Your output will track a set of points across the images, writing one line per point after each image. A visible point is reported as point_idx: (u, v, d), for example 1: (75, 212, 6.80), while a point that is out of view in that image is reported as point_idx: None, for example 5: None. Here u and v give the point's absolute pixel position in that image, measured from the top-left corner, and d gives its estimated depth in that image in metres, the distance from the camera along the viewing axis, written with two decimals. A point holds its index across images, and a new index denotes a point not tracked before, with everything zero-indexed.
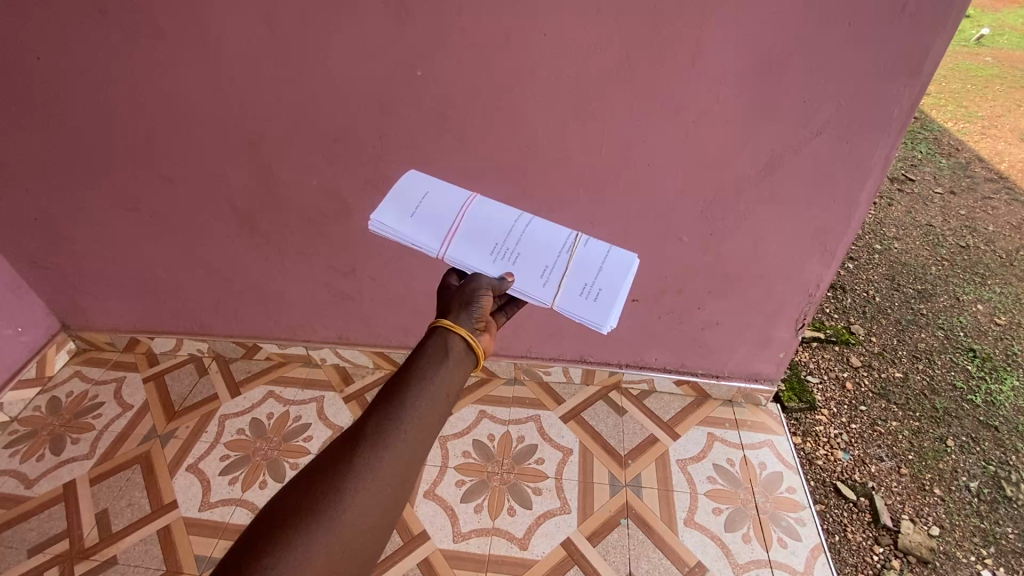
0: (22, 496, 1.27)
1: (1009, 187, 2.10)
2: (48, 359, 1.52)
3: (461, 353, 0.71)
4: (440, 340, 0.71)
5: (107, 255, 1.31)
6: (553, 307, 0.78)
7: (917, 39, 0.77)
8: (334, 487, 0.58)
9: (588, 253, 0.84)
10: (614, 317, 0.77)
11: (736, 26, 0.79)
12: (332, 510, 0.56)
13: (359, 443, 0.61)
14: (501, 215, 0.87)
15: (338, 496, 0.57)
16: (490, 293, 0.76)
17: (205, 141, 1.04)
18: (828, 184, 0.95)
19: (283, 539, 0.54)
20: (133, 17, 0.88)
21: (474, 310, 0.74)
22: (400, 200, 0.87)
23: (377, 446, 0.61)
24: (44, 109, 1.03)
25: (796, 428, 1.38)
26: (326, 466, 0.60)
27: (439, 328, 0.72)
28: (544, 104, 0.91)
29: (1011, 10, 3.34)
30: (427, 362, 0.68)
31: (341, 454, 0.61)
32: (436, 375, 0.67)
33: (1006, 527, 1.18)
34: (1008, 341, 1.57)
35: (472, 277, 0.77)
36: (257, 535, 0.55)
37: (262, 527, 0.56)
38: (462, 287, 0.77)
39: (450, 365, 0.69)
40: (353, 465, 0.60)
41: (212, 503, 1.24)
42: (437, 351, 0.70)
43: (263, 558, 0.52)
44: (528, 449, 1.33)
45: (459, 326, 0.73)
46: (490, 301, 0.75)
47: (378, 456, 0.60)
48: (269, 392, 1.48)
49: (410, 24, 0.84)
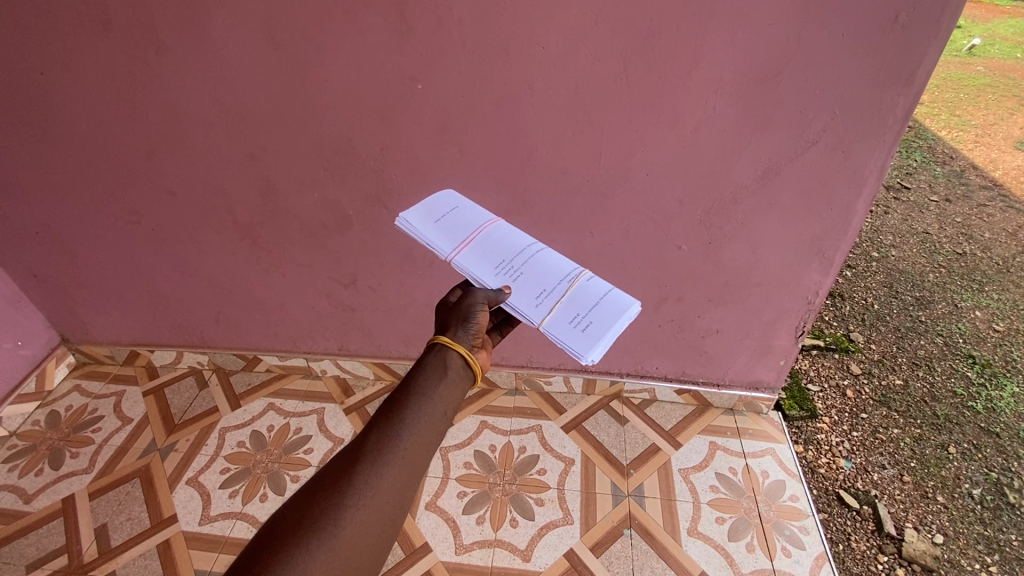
0: (21, 511, 1.26)
1: (1003, 195, 2.12)
2: (47, 373, 1.52)
3: (458, 369, 0.71)
4: (437, 356, 0.71)
5: (108, 267, 1.31)
6: (540, 328, 0.76)
7: (909, 49, 0.78)
8: (335, 502, 0.58)
9: (588, 287, 0.83)
10: (597, 350, 0.73)
11: (730, 37, 0.80)
12: (334, 526, 0.56)
13: (360, 459, 0.61)
14: (517, 237, 0.89)
15: (339, 512, 0.57)
16: (487, 306, 0.76)
17: (207, 154, 1.05)
18: (825, 193, 0.96)
19: (286, 555, 0.53)
20: (137, 32, 0.90)
21: (471, 326, 0.74)
22: (429, 209, 0.93)
23: (377, 462, 0.61)
24: (46, 123, 1.04)
25: (798, 436, 1.37)
26: (328, 481, 0.60)
27: (436, 344, 0.73)
28: (543, 115, 0.92)
29: (1001, 21, 3.39)
30: (424, 379, 0.68)
31: (342, 469, 0.61)
32: (434, 391, 0.67)
33: (1010, 534, 1.18)
34: (1007, 347, 1.57)
35: (469, 292, 0.78)
36: (260, 551, 0.54)
37: (264, 543, 0.55)
38: (460, 302, 0.77)
39: (448, 380, 0.69)
40: (353, 481, 0.60)
41: (213, 516, 1.23)
42: (435, 368, 0.70)
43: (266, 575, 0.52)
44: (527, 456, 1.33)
45: (457, 341, 0.73)
46: (486, 316, 0.76)
47: (378, 472, 0.60)
48: (269, 404, 1.48)
49: (411, 37, 0.85)
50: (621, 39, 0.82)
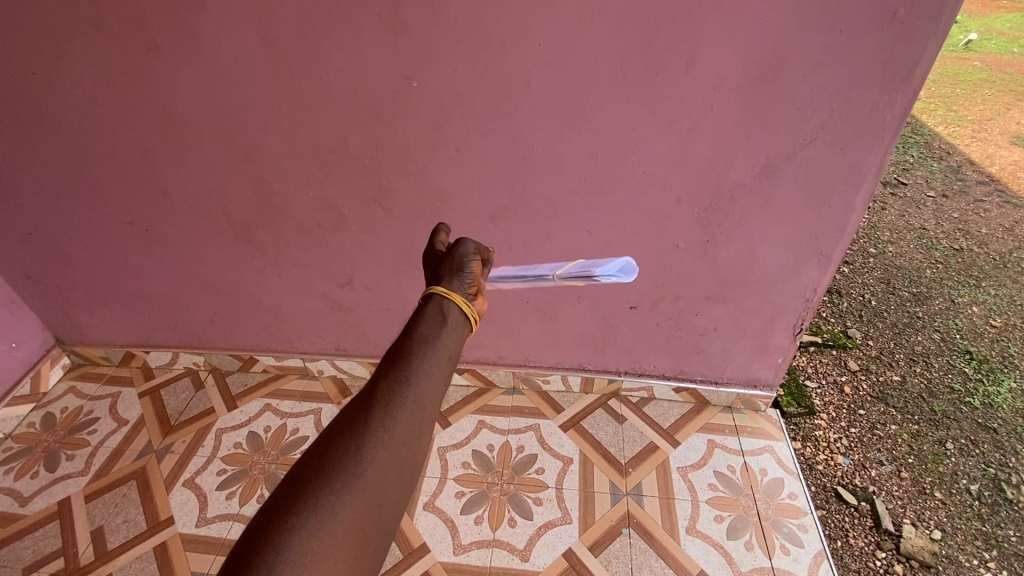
0: (16, 514, 1.25)
1: (1000, 190, 2.12)
2: (42, 375, 1.51)
3: (458, 317, 0.69)
4: (436, 306, 0.69)
5: (102, 269, 1.30)
6: (555, 278, 0.83)
7: (908, 45, 0.78)
8: (354, 445, 0.55)
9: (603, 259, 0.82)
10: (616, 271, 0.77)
11: (728, 34, 0.80)
12: (355, 467, 0.54)
13: (372, 404, 0.59)
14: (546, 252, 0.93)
15: (358, 453, 0.55)
16: (476, 257, 0.76)
17: (201, 154, 1.04)
18: (823, 190, 0.96)
19: (309, 499, 0.51)
20: (129, 31, 0.88)
21: (466, 276, 0.73)
22: None
23: (390, 405, 0.59)
24: (38, 123, 1.03)
25: (796, 433, 1.37)
26: (343, 427, 0.57)
27: (433, 295, 0.70)
28: (539, 113, 0.91)
29: (998, 16, 3.39)
30: (427, 328, 0.66)
31: (356, 415, 0.58)
32: (438, 338, 0.65)
33: (1007, 530, 1.18)
34: (1004, 343, 1.57)
35: (456, 246, 0.77)
36: (281, 497, 0.52)
37: (285, 488, 0.52)
38: (449, 256, 0.76)
39: (450, 328, 0.67)
40: (369, 423, 0.57)
41: (210, 518, 1.23)
42: (435, 317, 0.68)
43: (290, 519, 0.49)
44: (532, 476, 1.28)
45: (453, 291, 0.71)
46: (478, 265, 0.75)
47: (392, 414, 0.58)
48: (266, 405, 1.47)
49: (405, 35, 0.84)
50: (618, 37, 0.82)
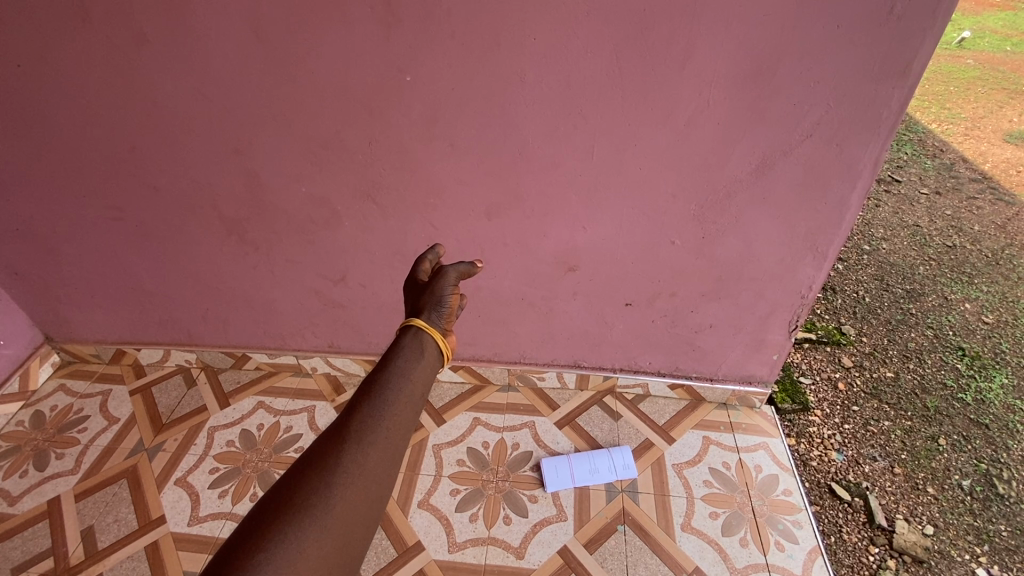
0: (4, 514, 1.23)
1: (993, 187, 2.13)
2: (31, 373, 1.49)
3: (433, 352, 0.71)
4: (414, 339, 0.71)
5: (91, 265, 1.28)
6: None
7: (906, 40, 0.77)
8: (325, 481, 0.55)
9: None
10: None
11: (724, 30, 0.79)
12: (324, 504, 0.54)
13: (343, 438, 0.59)
14: None
15: (328, 490, 0.55)
16: (456, 289, 0.79)
17: (192, 149, 1.03)
18: (819, 185, 0.95)
19: (277, 534, 0.50)
20: (115, 23, 0.87)
21: (443, 310, 0.76)
22: None
23: (361, 441, 0.59)
24: (23, 117, 1.01)
25: (790, 429, 1.38)
26: (313, 460, 0.57)
27: (411, 326, 0.72)
28: (534, 108, 0.91)
29: (991, 13, 3.40)
30: (402, 362, 0.68)
31: (325, 449, 0.58)
32: (412, 373, 0.67)
33: (999, 524, 1.19)
34: (996, 339, 1.58)
35: (439, 276, 0.79)
36: (247, 531, 0.51)
37: (251, 523, 0.51)
38: (430, 284, 0.78)
39: (425, 363, 0.70)
40: (340, 459, 0.57)
41: (202, 517, 1.22)
42: (410, 350, 0.70)
43: (256, 554, 0.49)
44: (551, 479, 1.26)
45: (431, 326, 0.73)
46: (457, 298, 0.78)
47: (363, 450, 0.58)
48: (259, 403, 1.46)
49: (397, 27, 0.83)
50: (614, 30, 0.81)
